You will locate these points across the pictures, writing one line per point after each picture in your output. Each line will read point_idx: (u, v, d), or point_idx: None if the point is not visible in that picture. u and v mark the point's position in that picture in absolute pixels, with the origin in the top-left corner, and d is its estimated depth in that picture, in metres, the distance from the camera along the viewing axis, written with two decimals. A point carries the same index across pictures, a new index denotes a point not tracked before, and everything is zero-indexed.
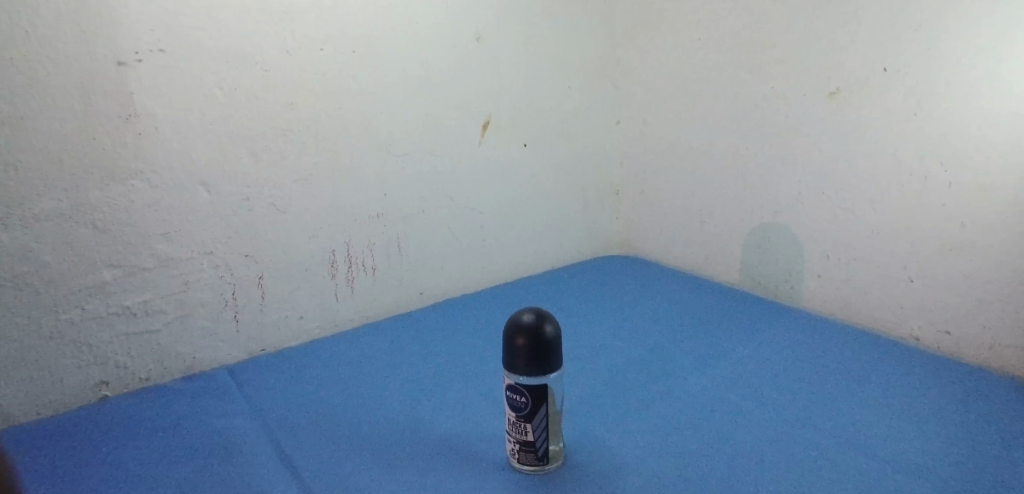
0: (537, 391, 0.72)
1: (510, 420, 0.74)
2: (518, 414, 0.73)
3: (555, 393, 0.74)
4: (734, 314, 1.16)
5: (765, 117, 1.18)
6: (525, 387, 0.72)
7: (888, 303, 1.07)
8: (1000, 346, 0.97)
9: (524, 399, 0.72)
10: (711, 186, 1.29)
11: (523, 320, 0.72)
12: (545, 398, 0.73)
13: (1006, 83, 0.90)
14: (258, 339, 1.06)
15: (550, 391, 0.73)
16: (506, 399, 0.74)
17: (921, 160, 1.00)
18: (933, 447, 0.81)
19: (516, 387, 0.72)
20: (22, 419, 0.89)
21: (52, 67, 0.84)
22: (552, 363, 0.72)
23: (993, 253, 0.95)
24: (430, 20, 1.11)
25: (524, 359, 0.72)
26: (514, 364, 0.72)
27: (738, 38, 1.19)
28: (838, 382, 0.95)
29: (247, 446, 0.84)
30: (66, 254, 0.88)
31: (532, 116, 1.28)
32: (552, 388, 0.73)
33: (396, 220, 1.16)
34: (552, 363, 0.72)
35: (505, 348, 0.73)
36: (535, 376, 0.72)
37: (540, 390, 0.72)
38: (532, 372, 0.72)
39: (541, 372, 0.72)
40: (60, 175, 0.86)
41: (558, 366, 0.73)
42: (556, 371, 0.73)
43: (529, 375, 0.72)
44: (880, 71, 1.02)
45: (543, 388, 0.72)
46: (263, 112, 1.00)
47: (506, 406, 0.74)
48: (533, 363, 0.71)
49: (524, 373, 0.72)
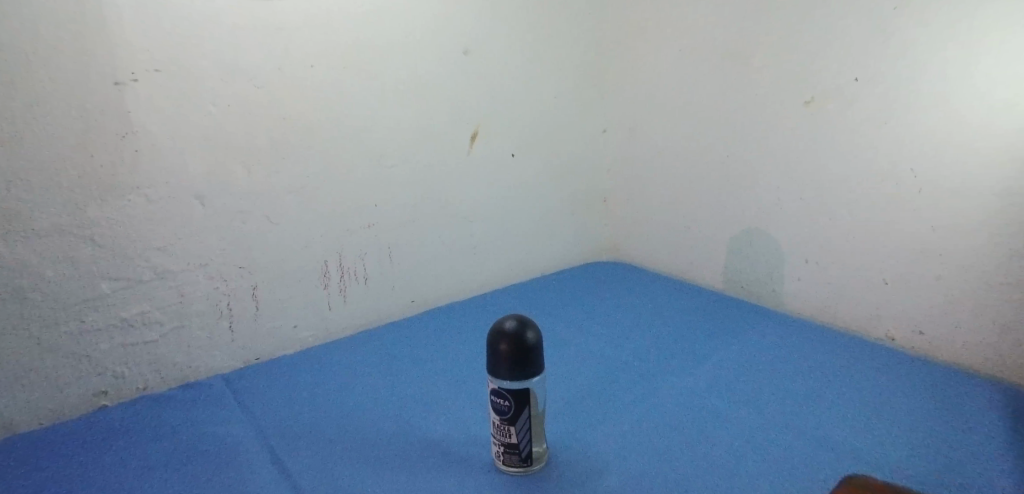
0: (520, 395, 0.75)
1: (495, 423, 0.77)
2: (502, 417, 0.76)
3: (537, 397, 0.77)
4: (717, 317, 1.19)
5: (745, 125, 1.21)
6: (508, 391, 0.75)
7: (866, 305, 1.10)
8: (972, 345, 1.00)
9: (507, 403, 0.75)
10: (694, 193, 1.32)
11: (506, 326, 0.75)
12: (526, 402, 0.75)
13: (973, 88, 0.94)
14: (253, 347, 1.09)
15: (533, 394, 0.76)
16: (490, 403, 0.77)
17: (895, 165, 1.03)
18: (904, 445, 0.84)
19: (500, 392, 0.75)
20: (24, 427, 0.92)
21: (52, 88, 0.87)
22: (534, 368, 0.75)
23: (963, 254, 0.98)
24: (419, 34, 1.15)
25: (507, 364, 0.74)
26: (497, 370, 0.75)
27: (718, 48, 1.22)
28: (817, 381, 0.98)
29: (244, 452, 0.87)
30: (66, 268, 0.91)
31: (520, 127, 1.31)
32: (534, 392, 0.76)
33: (387, 230, 1.18)
34: (534, 368, 0.75)
35: (489, 354, 0.76)
36: (518, 380, 0.75)
37: (522, 394, 0.75)
38: (515, 377, 0.75)
39: (523, 376, 0.75)
40: (60, 193, 0.89)
41: (540, 371, 0.76)
42: (539, 375, 0.76)
43: (512, 380, 0.75)
44: (853, 79, 1.05)
45: (527, 392, 0.75)
46: (256, 127, 1.03)
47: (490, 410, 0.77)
48: (516, 368, 0.74)
49: (507, 378, 0.75)
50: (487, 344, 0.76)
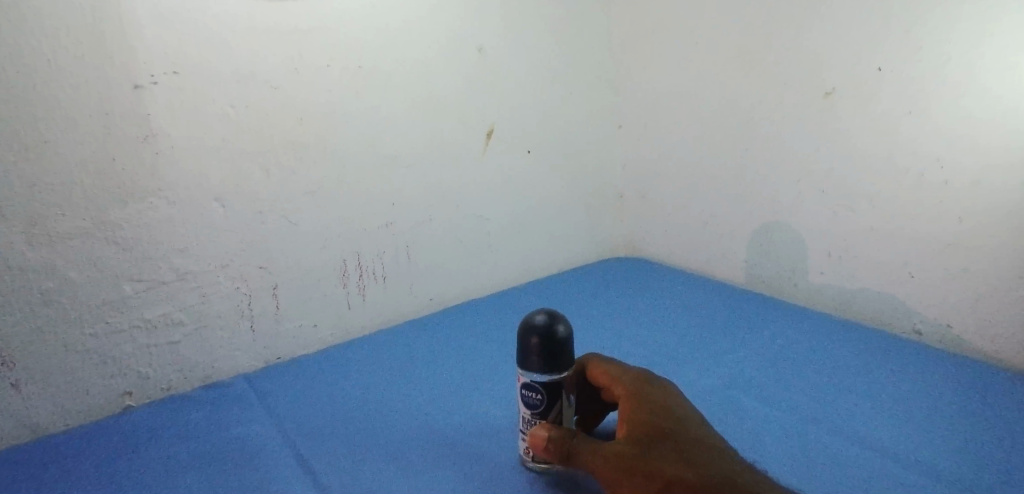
0: (551, 389, 0.75)
1: (524, 417, 0.77)
2: (532, 411, 0.76)
3: (569, 390, 0.76)
4: (738, 313, 1.18)
5: (762, 117, 1.20)
6: (539, 384, 0.75)
7: (889, 299, 1.09)
8: (1003, 339, 0.98)
9: (538, 396, 0.75)
10: (712, 188, 1.31)
11: (536, 319, 0.74)
12: (556, 394, 0.75)
13: (996, 77, 0.93)
14: (274, 348, 1.09)
15: (564, 388, 0.76)
16: (520, 397, 0.77)
17: (918, 156, 1.02)
18: (938, 444, 0.83)
19: (530, 385, 0.75)
20: (50, 429, 0.93)
21: (73, 94, 0.88)
22: (565, 361, 0.75)
23: (991, 245, 0.97)
24: (434, 32, 1.14)
25: (537, 358, 0.74)
26: (529, 363, 0.75)
27: (734, 41, 1.21)
28: (840, 376, 0.97)
29: (268, 452, 0.87)
30: (90, 271, 0.92)
31: (535, 124, 1.31)
32: (565, 386, 0.76)
33: (406, 229, 1.19)
34: (564, 363, 0.75)
35: (520, 348, 0.75)
36: (550, 373, 0.74)
37: (552, 386, 0.75)
38: (547, 370, 0.74)
39: (555, 369, 0.74)
40: (82, 197, 0.90)
41: (570, 364, 0.76)
42: (569, 369, 0.76)
43: (544, 373, 0.74)
44: (876, 69, 1.03)
45: (557, 385, 0.75)
46: (274, 128, 1.03)
47: (521, 404, 0.77)
48: (547, 361, 0.74)
49: (538, 371, 0.74)
50: (517, 339, 0.76)
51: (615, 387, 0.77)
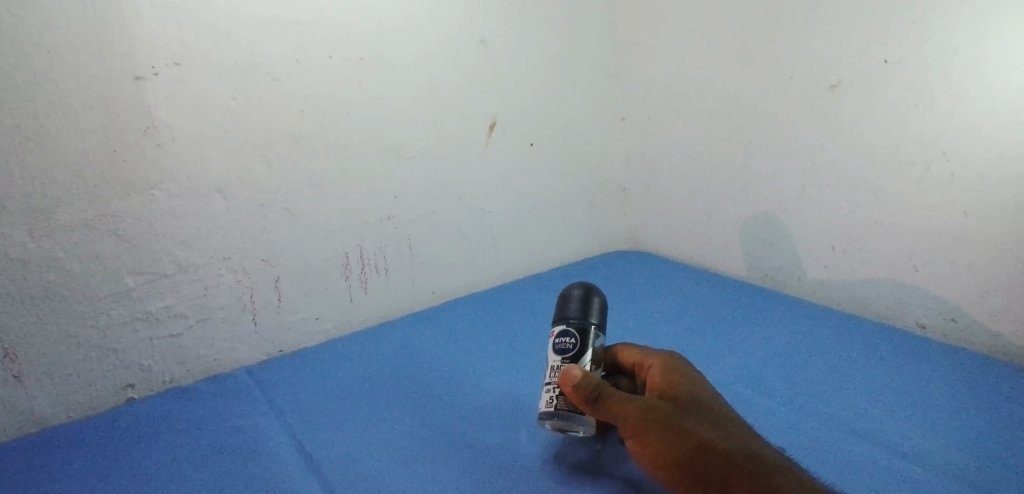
0: (586, 336, 0.79)
1: (553, 367, 0.78)
2: (563, 357, 0.78)
3: (600, 352, 0.80)
4: (741, 307, 1.17)
5: (766, 110, 1.19)
6: (575, 331, 0.79)
7: (893, 293, 1.09)
8: (1007, 333, 0.98)
9: (573, 341, 0.78)
10: (715, 181, 1.31)
11: (576, 288, 0.83)
12: (590, 344, 0.79)
13: (1004, 70, 0.92)
14: (276, 340, 1.09)
15: (596, 345, 0.79)
16: (553, 347, 0.79)
17: (924, 149, 1.01)
18: (941, 439, 0.83)
19: (567, 330, 0.79)
20: (53, 421, 0.93)
21: (73, 85, 0.87)
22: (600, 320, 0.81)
23: (996, 239, 0.97)
24: (436, 24, 1.14)
25: (575, 310, 0.80)
26: (566, 313, 0.81)
27: (738, 33, 1.20)
28: (845, 370, 0.97)
29: (271, 445, 0.87)
30: (91, 263, 0.92)
31: (537, 116, 1.30)
32: (597, 343, 0.80)
33: (408, 222, 1.18)
34: (598, 320, 0.80)
35: (560, 309, 0.82)
36: (586, 321, 0.79)
37: (587, 335, 0.79)
38: (584, 318, 0.80)
39: (589, 321, 0.80)
40: (83, 189, 0.90)
41: (603, 329, 0.81)
42: (602, 331, 0.81)
43: (581, 320, 0.79)
44: (882, 61, 1.03)
45: (591, 335, 0.79)
46: (275, 120, 1.02)
47: (551, 354, 0.79)
48: (585, 312, 0.80)
49: (576, 320, 0.80)
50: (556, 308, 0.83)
51: (646, 359, 0.81)
